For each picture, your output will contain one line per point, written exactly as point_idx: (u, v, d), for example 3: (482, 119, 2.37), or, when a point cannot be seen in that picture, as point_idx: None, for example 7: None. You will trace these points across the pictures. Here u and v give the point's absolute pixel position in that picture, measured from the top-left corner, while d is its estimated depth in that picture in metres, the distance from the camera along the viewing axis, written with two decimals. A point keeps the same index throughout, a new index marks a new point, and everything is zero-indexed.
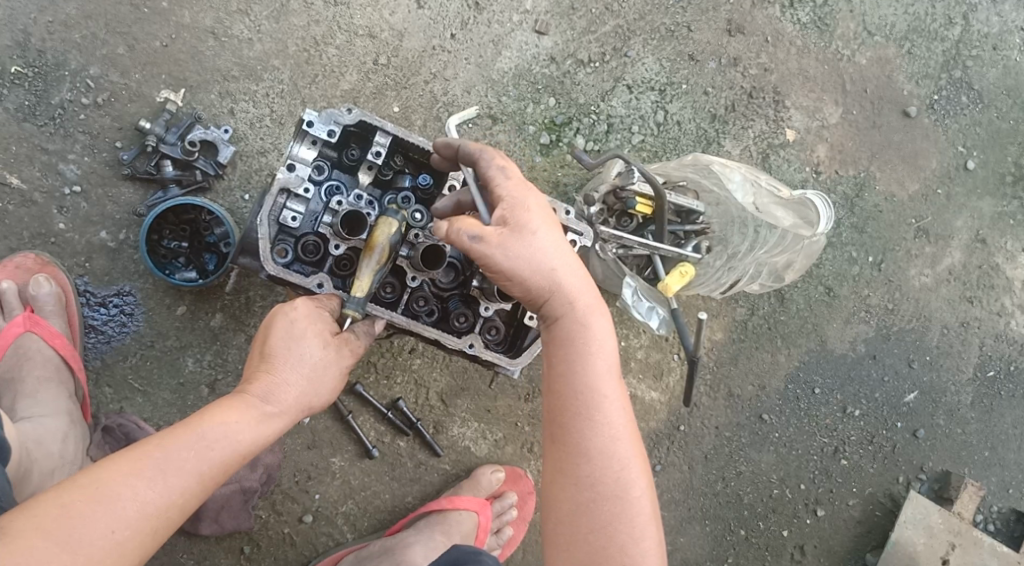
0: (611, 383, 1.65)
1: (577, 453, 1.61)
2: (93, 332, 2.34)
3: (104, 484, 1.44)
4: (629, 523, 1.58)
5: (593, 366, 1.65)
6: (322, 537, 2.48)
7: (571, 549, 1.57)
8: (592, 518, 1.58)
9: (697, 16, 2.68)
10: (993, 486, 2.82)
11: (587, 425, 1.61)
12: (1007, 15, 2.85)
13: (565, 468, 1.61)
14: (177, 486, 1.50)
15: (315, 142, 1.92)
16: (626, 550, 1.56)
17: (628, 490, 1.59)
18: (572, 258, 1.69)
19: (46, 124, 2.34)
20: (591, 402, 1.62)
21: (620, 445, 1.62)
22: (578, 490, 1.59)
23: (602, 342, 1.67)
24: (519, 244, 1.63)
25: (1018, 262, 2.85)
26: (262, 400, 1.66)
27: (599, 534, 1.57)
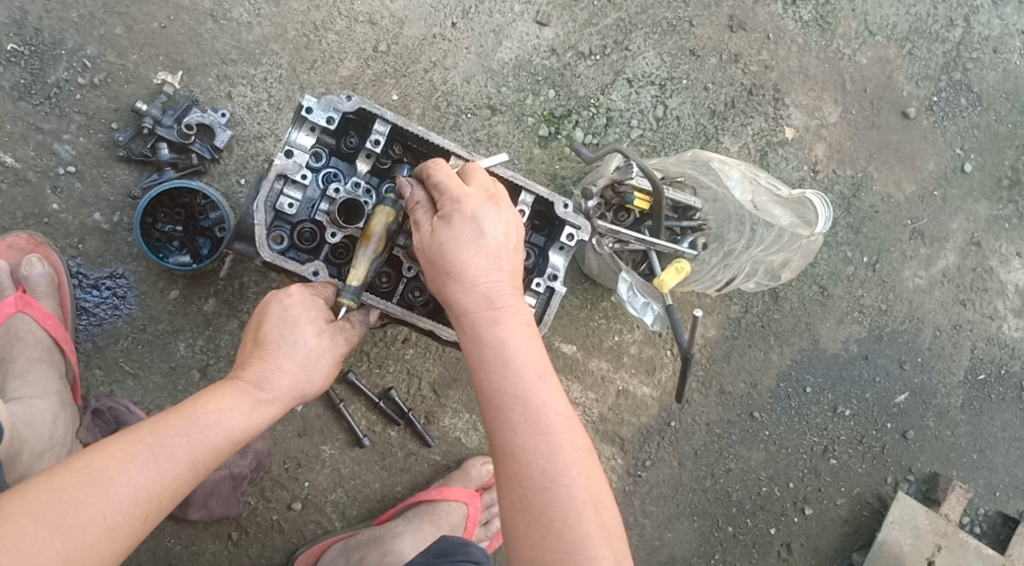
0: (526, 381, 1.57)
1: (504, 454, 1.55)
2: (85, 314, 2.33)
3: (97, 470, 1.42)
4: (563, 513, 1.49)
5: (500, 373, 1.57)
6: (310, 525, 2.48)
7: (518, 544, 1.51)
8: (526, 513, 1.51)
9: (699, 11, 2.67)
10: (980, 489, 2.84)
11: (505, 426, 1.55)
12: (1009, 18, 2.85)
13: (499, 470, 1.56)
14: (169, 473, 1.49)
15: (313, 129, 1.88)
16: (563, 539, 1.48)
17: (557, 479, 1.51)
18: (481, 272, 1.61)
19: (42, 103, 2.32)
20: (504, 404, 1.56)
21: (542, 437, 1.54)
22: (512, 487, 1.53)
23: (510, 345, 1.60)
24: (433, 262, 1.63)
25: (1012, 266, 2.86)
26: (256, 386, 1.65)
27: (535, 528, 1.50)
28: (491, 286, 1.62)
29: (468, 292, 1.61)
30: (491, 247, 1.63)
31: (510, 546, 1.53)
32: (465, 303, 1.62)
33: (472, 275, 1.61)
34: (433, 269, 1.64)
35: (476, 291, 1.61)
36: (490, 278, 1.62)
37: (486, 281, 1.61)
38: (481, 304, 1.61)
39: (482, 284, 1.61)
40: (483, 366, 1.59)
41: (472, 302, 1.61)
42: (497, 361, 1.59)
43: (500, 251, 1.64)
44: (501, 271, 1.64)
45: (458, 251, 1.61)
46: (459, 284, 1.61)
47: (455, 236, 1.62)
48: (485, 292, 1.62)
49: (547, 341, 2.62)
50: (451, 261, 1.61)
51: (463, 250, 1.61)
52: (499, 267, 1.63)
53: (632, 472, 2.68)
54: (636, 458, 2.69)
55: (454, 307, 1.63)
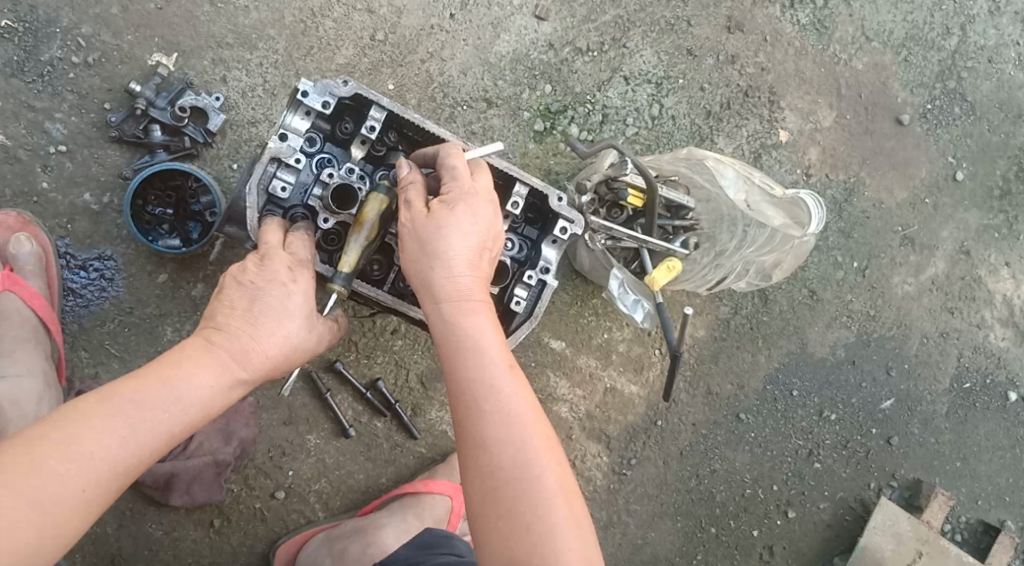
0: (499, 371, 1.57)
1: (474, 443, 1.53)
2: (72, 295, 2.31)
3: (74, 438, 1.38)
4: (533, 503, 1.48)
5: (476, 361, 1.58)
6: (293, 514, 2.47)
7: (486, 535, 1.49)
8: (497, 503, 1.49)
9: (697, 11, 2.67)
10: (963, 497, 2.85)
11: (477, 415, 1.54)
12: (1004, 29, 2.86)
13: (468, 460, 1.54)
14: (147, 443, 1.46)
15: (309, 113, 1.88)
16: (531, 530, 1.46)
17: (528, 469, 1.50)
18: (469, 262, 1.67)
19: (34, 81, 2.30)
20: (476, 393, 1.55)
21: (514, 427, 1.53)
22: (480, 477, 1.51)
23: (486, 335, 1.61)
24: (427, 238, 1.66)
25: (1000, 275, 2.87)
26: (237, 362, 1.60)
27: (505, 518, 1.48)
28: (471, 280, 1.66)
29: (450, 281, 1.64)
30: (481, 243, 1.69)
31: (479, 537, 1.50)
32: (446, 291, 1.64)
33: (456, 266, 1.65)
34: (418, 254, 1.67)
35: (458, 282, 1.65)
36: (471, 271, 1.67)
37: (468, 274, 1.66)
38: (461, 294, 1.64)
39: (464, 276, 1.66)
40: (457, 353, 1.59)
41: (453, 292, 1.64)
42: (471, 350, 1.59)
43: (482, 248, 1.69)
44: (480, 267, 1.69)
45: (453, 237, 1.66)
46: (444, 272, 1.65)
47: (454, 223, 1.66)
48: (465, 284, 1.65)
49: (536, 337, 2.62)
50: (440, 247, 1.65)
51: (457, 237, 1.66)
52: (482, 264, 1.70)
53: (617, 470, 2.68)
54: (622, 456, 2.69)
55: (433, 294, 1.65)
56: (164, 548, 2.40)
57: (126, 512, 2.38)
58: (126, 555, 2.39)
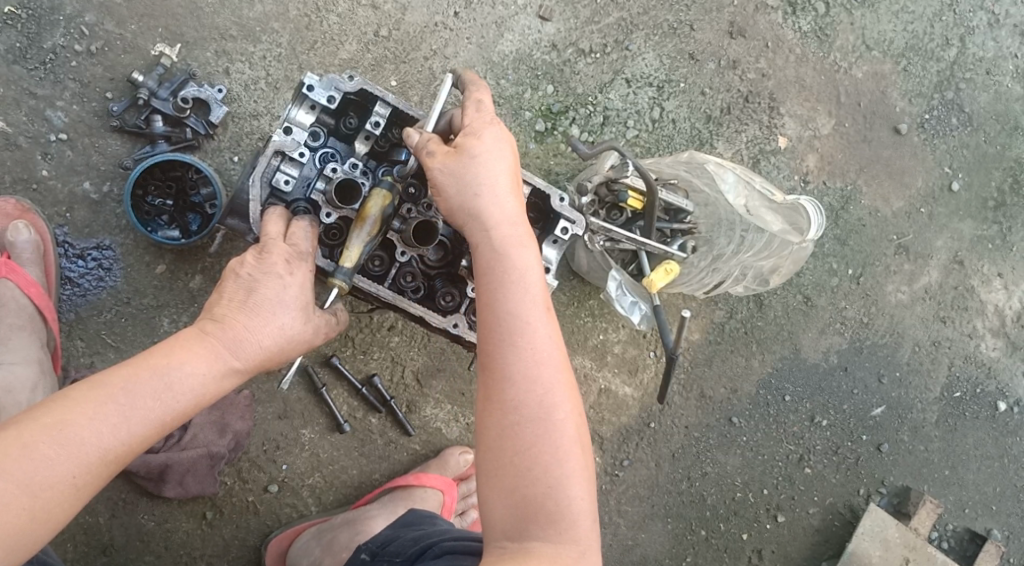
0: (537, 309, 1.56)
1: (501, 377, 1.51)
2: (69, 284, 2.30)
3: (65, 423, 1.37)
4: (553, 448, 1.47)
5: (517, 293, 1.56)
6: (285, 508, 2.46)
7: (497, 471, 1.47)
8: (517, 442, 1.47)
9: (700, 15, 2.68)
10: (950, 505, 2.87)
11: (509, 349, 1.52)
12: (1003, 41, 2.88)
13: (491, 393, 1.51)
14: (137, 431, 1.44)
15: (313, 107, 1.89)
16: (549, 474, 1.45)
17: (553, 414, 1.49)
18: (507, 191, 1.66)
19: (36, 68, 2.30)
20: (512, 327, 1.53)
21: (544, 368, 1.51)
22: (502, 412, 1.49)
23: (529, 270, 1.60)
24: (466, 168, 1.65)
25: (992, 286, 2.89)
26: (230, 352, 1.56)
27: (522, 459, 1.46)
28: (513, 211, 1.66)
29: (493, 210, 1.64)
30: (512, 172, 1.69)
31: (487, 473, 1.49)
32: (489, 219, 1.63)
33: (496, 196, 1.65)
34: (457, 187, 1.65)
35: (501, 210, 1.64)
36: (511, 202, 1.66)
37: (507, 205, 1.65)
38: (501, 223, 1.64)
39: (505, 206, 1.65)
40: (499, 283, 1.57)
41: (495, 220, 1.63)
42: (512, 282, 1.57)
43: (516, 180, 1.70)
44: (518, 199, 1.69)
45: (491, 166, 1.66)
46: (489, 198, 1.64)
47: (487, 150, 1.66)
48: (509, 213, 1.65)
49: None
50: (479, 175, 1.65)
51: (493, 164, 1.66)
52: (518, 192, 1.69)
53: (609, 471, 2.70)
54: (614, 457, 2.70)
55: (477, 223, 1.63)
56: (156, 539, 2.40)
57: (119, 503, 2.37)
58: (117, 545, 2.38)
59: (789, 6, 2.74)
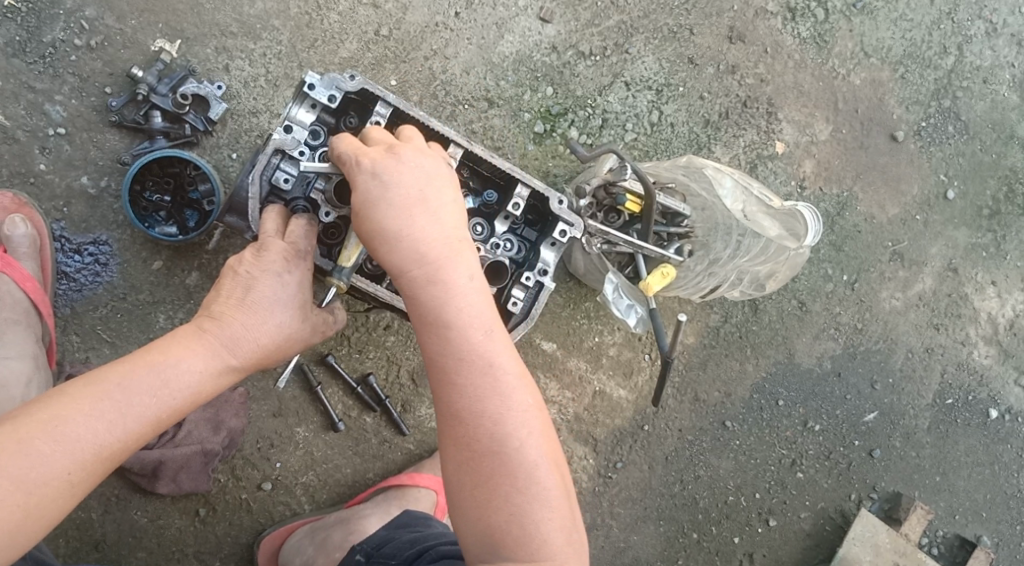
0: (472, 340, 1.55)
1: (449, 415, 1.53)
2: (66, 279, 2.30)
3: (61, 420, 1.38)
4: (511, 476, 1.49)
5: (445, 332, 1.54)
6: (278, 507, 2.46)
7: (460, 506, 1.52)
8: (475, 474, 1.51)
9: (700, 20, 2.69)
10: (940, 511, 2.89)
11: (449, 389, 1.53)
12: (1000, 50, 2.90)
13: (444, 431, 1.54)
14: (133, 428, 1.44)
15: (314, 106, 1.88)
16: (511, 502, 1.48)
17: (506, 442, 1.51)
18: (412, 226, 1.56)
19: (36, 62, 2.29)
20: (450, 365, 1.53)
21: (489, 399, 1.52)
22: (456, 449, 1.53)
23: (457, 301, 1.55)
24: (362, 219, 1.57)
25: (986, 294, 2.91)
26: (227, 350, 1.55)
27: (480, 490, 1.50)
28: (425, 237, 1.56)
29: (399, 248, 1.55)
30: (405, 198, 1.57)
31: (453, 506, 1.54)
32: (398, 262, 1.55)
33: (398, 232, 1.55)
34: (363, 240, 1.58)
35: (408, 245, 1.55)
36: (420, 229, 1.56)
37: (416, 235, 1.56)
38: (412, 265, 1.56)
39: (414, 237, 1.56)
40: (429, 324, 1.56)
41: (405, 259, 1.55)
42: (444, 319, 1.55)
43: (418, 201, 1.58)
44: (433, 220, 1.58)
45: (379, 208, 1.56)
46: (389, 243, 1.56)
47: (369, 193, 1.57)
48: (417, 245, 1.56)
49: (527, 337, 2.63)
50: (371, 224, 1.56)
51: (378, 205, 1.56)
52: (426, 217, 1.58)
53: (602, 473, 2.70)
54: (608, 460, 2.71)
55: (390, 268, 1.57)
56: (148, 536, 2.39)
57: (112, 499, 2.37)
58: (109, 541, 2.37)
59: (789, 12, 2.75)
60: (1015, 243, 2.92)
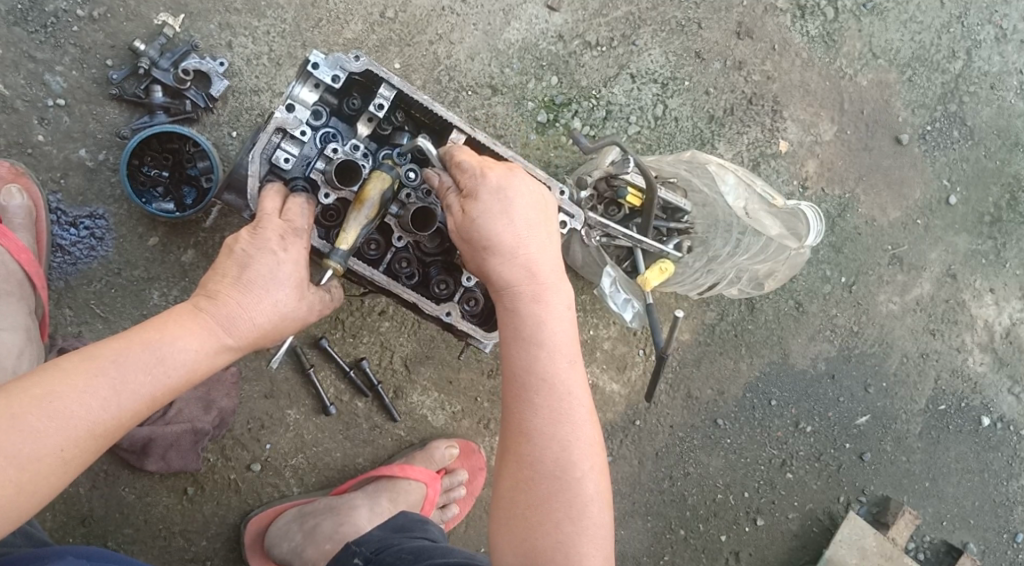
0: (556, 365, 1.61)
1: (520, 433, 1.59)
2: (60, 252, 2.28)
3: (53, 396, 1.37)
4: (567, 506, 1.54)
5: (533, 352, 1.61)
6: (266, 488, 2.45)
7: (509, 523, 1.55)
8: (533, 495, 1.55)
9: (709, 14, 2.67)
10: (928, 517, 2.90)
11: (526, 407, 1.59)
12: (1009, 56, 2.88)
13: (510, 445, 1.60)
14: (127, 406, 1.43)
15: (318, 86, 1.86)
16: (562, 529, 1.52)
17: (569, 471, 1.55)
18: (532, 247, 1.65)
19: (37, 31, 2.27)
20: (530, 384, 1.59)
21: (562, 425, 1.58)
22: (521, 467, 1.57)
23: (547, 325, 1.63)
24: (467, 226, 1.63)
25: (983, 301, 2.90)
26: (222, 328, 1.53)
27: (534, 511, 1.54)
28: (534, 258, 1.65)
29: (507, 264, 1.63)
30: (526, 221, 1.65)
31: (501, 523, 1.57)
32: (506, 277, 1.64)
33: (514, 246, 1.63)
34: (468, 244, 1.65)
35: (517, 263, 1.63)
36: (531, 248, 1.65)
37: (526, 254, 1.64)
38: (517, 279, 1.64)
39: (524, 255, 1.64)
40: (517, 342, 1.63)
41: (513, 276, 1.64)
42: (532, 340, 1.62)
43: (536, 225, 1.67)
44: (542, 243, 1.67)
45: (491, 223, 1.62)
46: (497, 257, 1.63)
47: (487, 206, 1.62)
48: (524, 265, 1.64)
49: None
50: (481, 235, 1.62)
51: (494, 219, 1.62)
52: (539, 239, 1.67)
53: None
54: None
55: (494, 279, 1.65)
56: (135, 513, 2.39)
57: (100, 474, 2.36)
58: (96, 517, 2.36)
59: (798, 10, 2.73)
60: (1015, 251, 2.91)
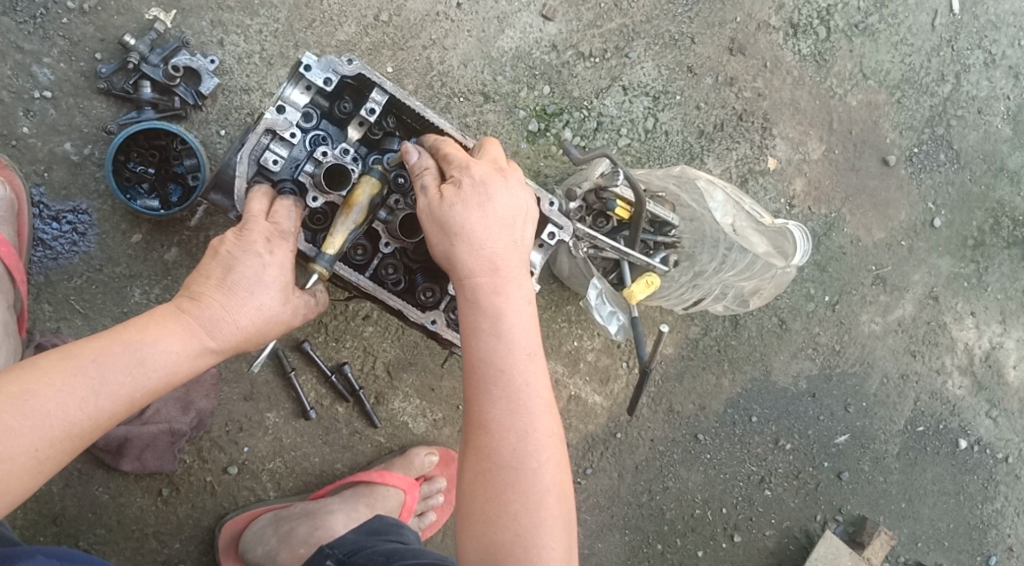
0: (517, 358, 1.59)
1: (477, 425, 1.56)
2: (41, 246, 2.24)
3: (31, 394, 1.35)
4: (522, 499, 1.51)
5: (493, 343, 1.59)
6: (243, 491, 2.42)
7: (467, 516, 1.54)
8: (489, 487, 1.53)
9: (702, 29, 2.68)
10: (903, 538, 2.91)
11: (484, 399, 1.56)
12: (997, 82, 2.92)
13: (469, 438, 1.57)
14: (106, 406, 1.41)
15: (309, 88, 1.85)
16: (517, 522, 1.50)
17: (526, 463, 1.53)
18: (499, 239, 1.64)
19: (26, 22, 2.24)
20: (488, 375, 1.57)
21: (520, 418, 1.56)
22: (477, 460, 1.55)
23: (509, 317, 1.61)
24: (437, 214, 1.63)
25: (964, 324, 2.93)
26: (205, 331, 1.51)
27: (492, 504, 1.52)
28: (500, 252, 1.64)
29: (472, 254, 1.62)
30: (497, 213, 1.64)
31: (459, 515, 1.56)
32: (469, 269, 1.62)
33: (481, 238, 1.62)
34: (437, 233, 1.63)
35: (482, 254, 1.62)
36: (498, 242, 1.64)
37: (492, 245, 1.63)
38: (481, 269, 1.62)
39: (491, 248, 1.63)
40: (479, 333, 1.60)
41: (477, 266, 1.62)
42: (493, 331, 1.60)
43: (506, 220, 1.66)
44: (510, 237, 1.66)
45: (461, 213, 1.62)
46: (464, 247, 1.62)
47: (459, 197, 1.63)
48: (489, 257, 1.63)
49: None
50: (451, 224, 1.62)
51: (463, 211, 1.62)
52: (506, 233, 1.65)
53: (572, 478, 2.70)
54: (577, 465, 2.70)
55: (458, 270, 1.63)
56: (108, 513, 2.35)
57: (74, 473, 2.32)
58: (67, 516, 2.32)
59: (791, 28, 2.75)
60: (997, 275, 2.95)
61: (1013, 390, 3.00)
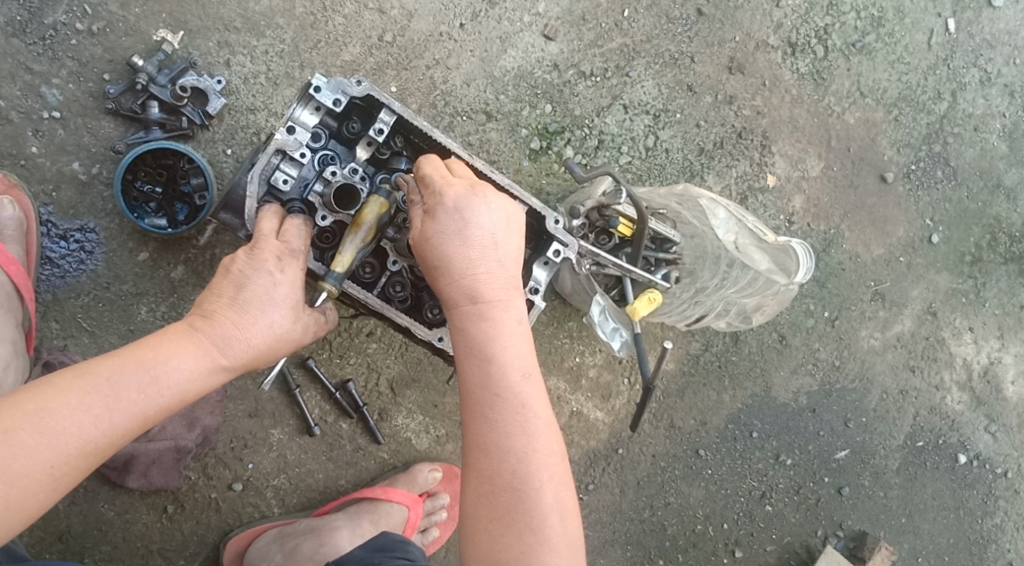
0: (509, 380, 1.60)
1: (477, 448, 1.58)
2: (49, 264, 2.26)
3: (47, 412, 1.36)
4: (526, 518, 1.53)
5: (482, 369, 1.60)
6: (247, 507, 2.43)
7: (472, 537, 1.56)
8: (493, 507, 1.54)
9: (701, 48, 2.72)
10: (904, 553, 2.92)
11: (481, 423, 1.58)
12: (993, 100, 2.96)
13: (470, 461, 1.59)
14: (119, 425, 1.42)
15: (318, 109, 1.87)
16: (523, 540, 1.52)
17: (527, 482, 1.55)
18: (483, 265, 1.64)
19: (35, 43, 2.27)
20: (483, 399, 1.59)
21: (519, 438, 1.57)
22: (480, 481, 1.57)
23: (496, 342, 1.62)
24: (422, 244, 1.64)
25: (962, 339, 2.95)
26: (217, 349, 1.52)
27: (496, 524, 1.54)
28: (486, 277, 1.64)
29: (456, 283, 1.63)
30: (479, 238, 1.64)
31: (467, 537, 1.57)
32: (455, 295, 1.63)
33: (466, 265, 1.63)
34: (424, 262, 1.65)
35: (465, 282, 1.63)
36: (482, 267, 1.64)
37: (475, 272, 1.63)
38: (466, 297, 1.63)
39: (476, 275, 1.63)
40: (469, 358, 1.62)
41: (463, 294, 1.63)
42: (482, 356, 1.61)
43: (489, 244, 1.65)
44: (495, 261, 1.66)
45: (442, 242, 1.63)
46: (447, 276, 1.63)
47: (440, 226, 1.63)
48: (473, 284, 1.63)
49: None
50: (435, 253, 1.63)
51: (445, 240, 1.63)
52: (491, 257, 1.65)
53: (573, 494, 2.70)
54: (579, 480, 2.71)
55: (446, 297, 1.65)
56: (114, 530, 2.35)
57: (79, 490, 2.32)
58: (73, 533, 2.32)
59: (789, 47, 2.79)
60: (994, 291, 2.97)
61: (1011, 405, 3.02)
